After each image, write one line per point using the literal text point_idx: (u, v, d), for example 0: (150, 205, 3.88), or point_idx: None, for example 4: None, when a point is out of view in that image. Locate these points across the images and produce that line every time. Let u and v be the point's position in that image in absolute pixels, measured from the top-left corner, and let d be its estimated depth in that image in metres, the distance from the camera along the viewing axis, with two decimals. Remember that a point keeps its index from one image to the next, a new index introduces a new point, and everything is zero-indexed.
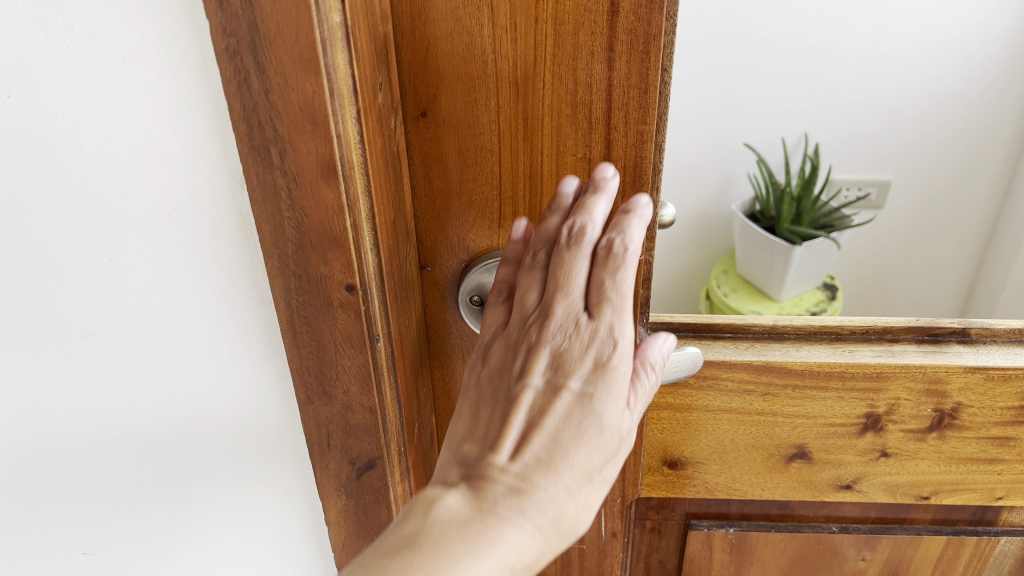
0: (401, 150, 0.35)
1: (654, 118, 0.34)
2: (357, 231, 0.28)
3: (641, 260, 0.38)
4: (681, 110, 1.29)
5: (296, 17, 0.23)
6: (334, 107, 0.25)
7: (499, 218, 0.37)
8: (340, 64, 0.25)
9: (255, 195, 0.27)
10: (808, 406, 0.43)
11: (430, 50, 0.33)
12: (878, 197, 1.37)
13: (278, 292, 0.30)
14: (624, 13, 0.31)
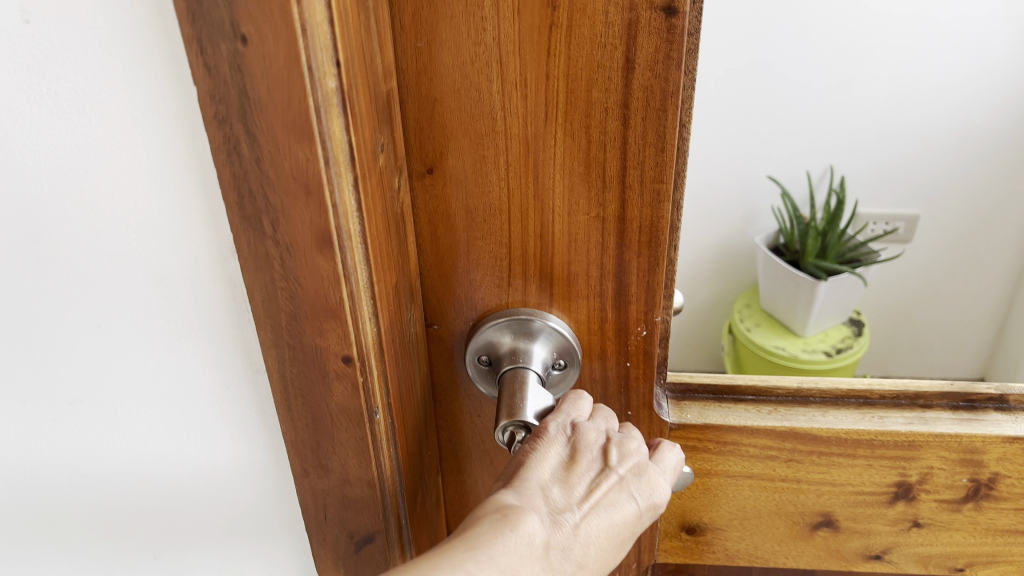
0: (405, 207, 0.34)
1: (671, 179, 0.32)
2: (354, 298, 0.26)
3: (658, 320, 0.37)
4: (702, 142, 1.28)
5: (291, 84, 0.22)
6: (330, 176, 0.24)
7: (508, 276, 0.36)
8: (336, 131, 0.23)
9: (247, 265, 0.26)
10: (835, 474, 0.40)
11: (436, 108, 0.31)
12: (906, 231, 1.34)
13: (272, 363, 0.28)
14: (640, 70, 0.30)
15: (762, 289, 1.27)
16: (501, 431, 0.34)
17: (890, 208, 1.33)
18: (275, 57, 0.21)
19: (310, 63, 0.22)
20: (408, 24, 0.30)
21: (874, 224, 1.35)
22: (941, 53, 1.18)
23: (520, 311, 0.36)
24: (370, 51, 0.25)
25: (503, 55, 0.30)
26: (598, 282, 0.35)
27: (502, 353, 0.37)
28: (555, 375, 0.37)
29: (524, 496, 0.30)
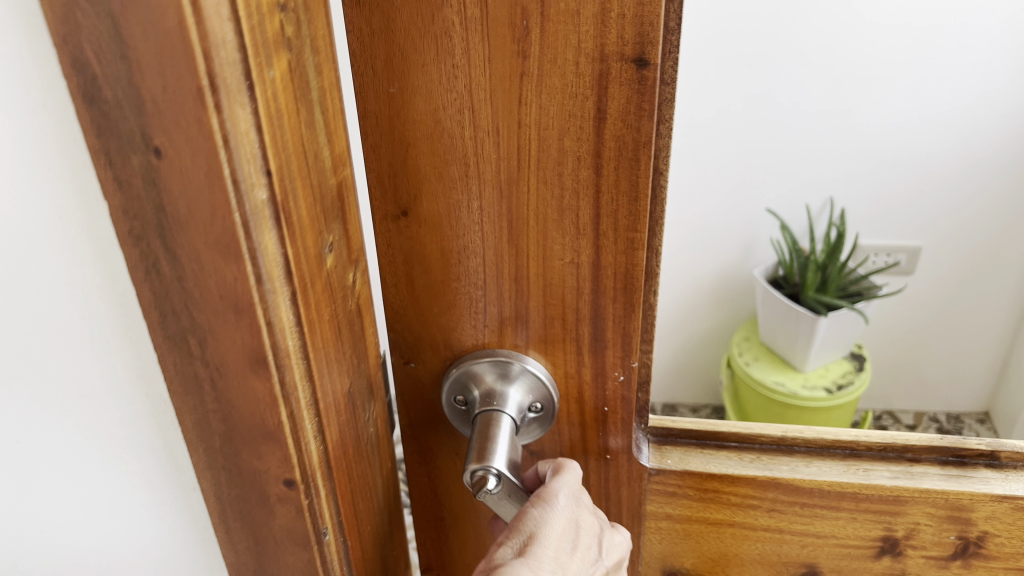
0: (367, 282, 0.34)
1: (644, 230, 0.32)
2: (293, 420, 0.27)
3: (635, 365, 0.36)
4: (701, 174, 1.26)
5: (211, 200, 0.22)
6: (265, 294, 0.24)
7: (484, 317, 0.35)
8: (268, 245, 0.24)
9: (179, 385, 0.27)
10: (818, 525, 0.39)
11: (405, 155, 0.31)
12: (908, 262, 1.31)
13: (202, 458, 0.29)
14: (612, 120, 0.30)
15: (761, 322, 1.25)
16: (470, 475, 0.34)
17: (891, 240, 1.30)
18: (193, 172, 0.22)
19: (234, 178, 0.22)
20: (380, 67, 0.30)
21: (877, 256, 1.32)
22: (944, 81, 1.15)
23: (498, 351, 0.36)
24: (313, 146, 0.26)
25: (472, 102, 0.30)
26: (574, 326, 0.35)
27: (477, 395, 0.37)
28: (527, 419, 0.37)
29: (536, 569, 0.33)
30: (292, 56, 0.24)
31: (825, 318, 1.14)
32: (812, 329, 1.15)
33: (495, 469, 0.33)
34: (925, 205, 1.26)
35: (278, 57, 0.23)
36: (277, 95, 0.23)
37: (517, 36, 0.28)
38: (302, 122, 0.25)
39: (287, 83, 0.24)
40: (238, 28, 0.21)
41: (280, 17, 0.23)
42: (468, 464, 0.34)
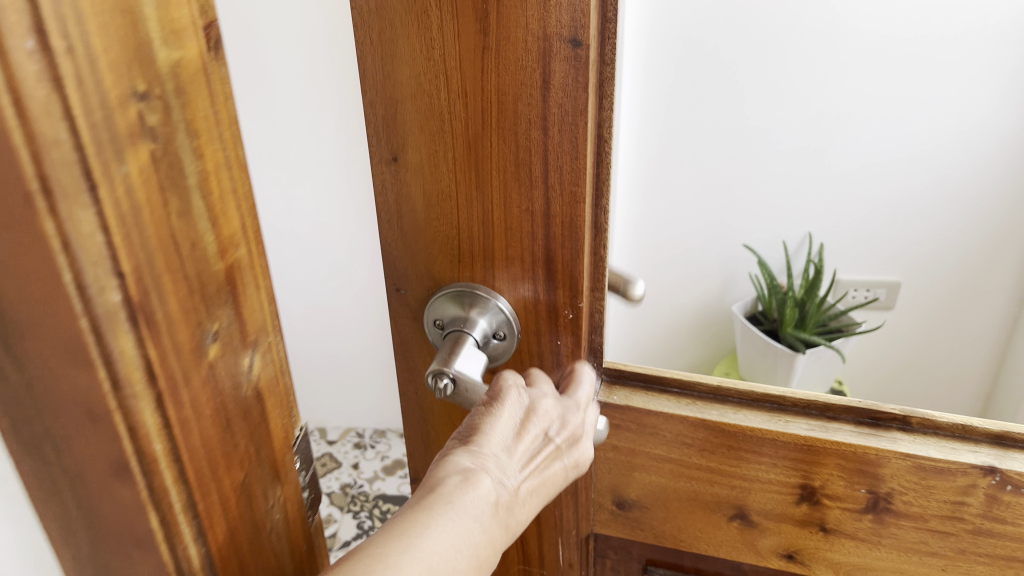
0: (278, 367, 0.33)
1: (588, 184, 0.39)
2: (167, 524, 0.27)
3: (582, 306, 0.43)
4: (678, 201, 1.27)
5: (52, 305, 0.22)
6: (125, 399, 0.24)
7: (459, 254, 0.43)
8: (126, 349, 0.23)
9: (39, 490, 0.26)
10: (743, 468, 0.45)
11: (394, 113, 0.39)
12: (888, 297, 1.30)
13: (70, 564, 0.28)
14: (555, 89, 0.36)
15: (739, 357, 1.27)
16: (430, 378, 0.41)
17: (870, 276, 1.29)
18: (31, 286, 0.21)
19: (78, 282, 0.21)
20: (374, 39, 0.37)
21: (855, 290, 1.31)
22: (922, 109, 1.14)
23: (474, 285, 0.43)
24: (185, 236, 0.25)
25: (441, 72, 0.37)
26: (529, 266, 0.42)
27: (451, 319, 0.44)
28: (501, 347, 0.44)
29: (478, 456, 0.35)
30: (158, 144, 0.24)
31: (804, 356, 1.15)
32: (790, 366, 1.16)
33: (450, 376, 0.41)
34: (900, 238, 1.25)
35: (136, 148, 0.23)
36: (134, 188, 0.23)
37: (479, 17, 0.35)
38: (173, 213, 0.25)
39: (152, 175, 0.24)
40: (72, 121, 0.20)
41: (142, 109, 0.23)
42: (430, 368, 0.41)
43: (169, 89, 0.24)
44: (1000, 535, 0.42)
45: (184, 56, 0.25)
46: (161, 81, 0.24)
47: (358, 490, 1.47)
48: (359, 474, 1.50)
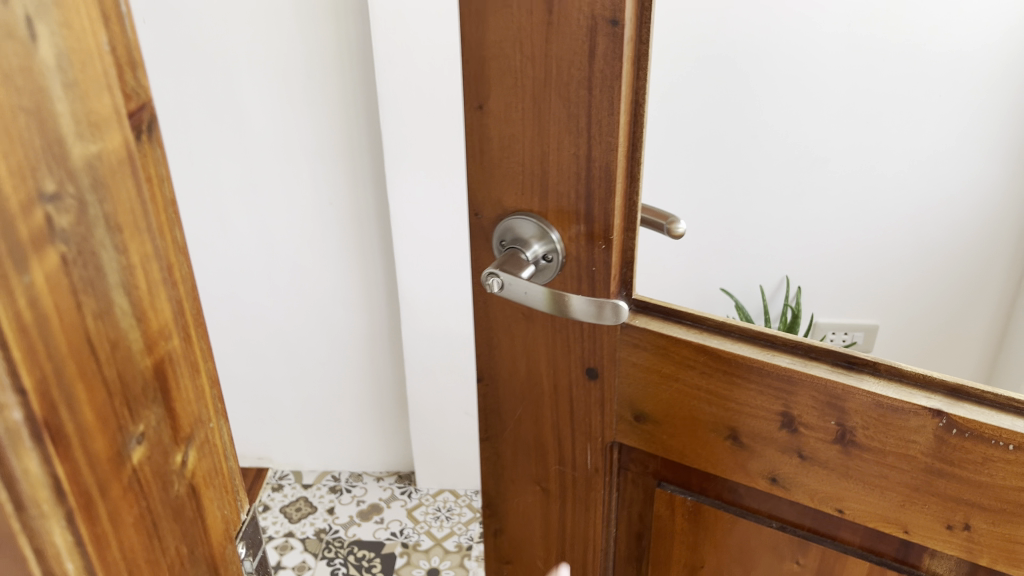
0: (217, 450, 0.38)
1: (620, 133, 0.49)
2: None
3: (614, 240, 0.53)
4: None
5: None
6: (32, 515, 0.27)
7: (523, 187, 0.54)
8: (29, 468, 0.27)
9: None
10: (736, 393, 0.53)
11: (480, 70, 0.52)
12: None
13: None
14: (599, 58, 0.47)
15: None
16: (484, 277, 0.54)
17: None
18: None
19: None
20: (472, 13, 0.50)
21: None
22: None
23: (535, 214, 0.55)
24: (108, 337, 0.30)
25: (513, 38, 0.50)
26: (574, 202, 0.53)
27: (513, 239, 0.56)
28: (554, 267, 0.55)
29: None
30: (71, 243, 0.27)
31: None
32: None
33: (497, 276, 0.53)
34: None
35: (42, 255, 0.26)
36: (38, 294, 0.26)
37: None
38: (87, 314, 0.28)
39: (61, 278, 0.27)
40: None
41: (50, 209, 0.26)
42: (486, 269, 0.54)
43: (89, 186, 0.28)
44: (950, 476, 0.48)
45: (106, 148, 0.29)
46: (74, 177, 0.27)
47: (332, 537, 1.43)
48: (334, 519, 1.46)
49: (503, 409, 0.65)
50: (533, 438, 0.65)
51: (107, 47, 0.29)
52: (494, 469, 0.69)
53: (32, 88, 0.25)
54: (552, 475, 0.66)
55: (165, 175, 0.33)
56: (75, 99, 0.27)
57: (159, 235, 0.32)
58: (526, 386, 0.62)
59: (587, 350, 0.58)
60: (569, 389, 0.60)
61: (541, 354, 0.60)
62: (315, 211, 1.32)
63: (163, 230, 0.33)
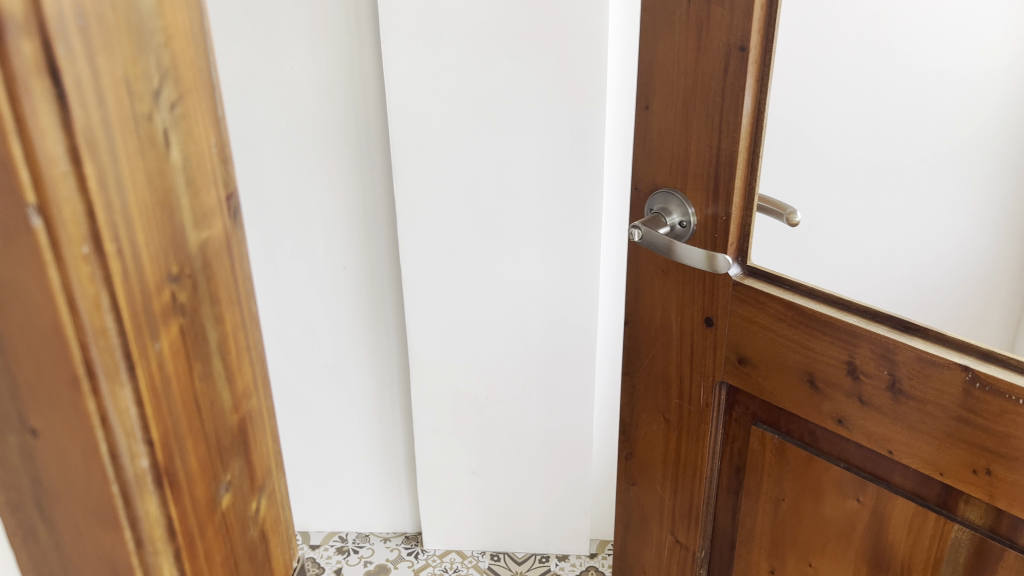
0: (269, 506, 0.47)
1: (742, 129, 0.67)
2: None
3: (732, 213, 0.70)
4: None
5: (100, 472, 0.32)
6: (148, 551, 0.35)
7: (671, 169, 0.74)
8: (150, 509, 0.34)
9: None
10: (814, 343, 0.68)
11: (650, 79, 0.72)
12: None
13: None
14: (730, 74, 0.66)
15: None
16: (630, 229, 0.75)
17: None
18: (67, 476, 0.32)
19: (113, 451, 0.32)
20: (648, 40, 0.71)
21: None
22: None
23: (678, 189, 0.74)
24: (207, 397, 0.38)
25: (672, 56, 0.70)
26: (707, 181, 0.71)
27: (659, 208, 0.75)
28: (690, 229, 0.74)
29: None
30: (187, 315, 0.36)
31: None
32: None
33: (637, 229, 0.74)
34: None
35: (168, 327, 0.34)
36: (164, 359, 0.34)
37: (698, 31, 0.67)
38: (195, 378, 0.37)
39: (179, 342, 0.35)
40: (119, 318, 0.31)
41: (175, 287, 0.35)
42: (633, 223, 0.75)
43: (201, 268, 0.37)
44: (975, 424, 0.60)
45: (212, 233, 0.38)
46: (192, 259, 0.36)
47: None
48: None
49: (643, 348, 0.83)
50: (662, 374, 0.82)
51: (213, 150, 0.38)
52: (632, 398, 0.87)
53: (162, 187, 0.34)
54: (673, 407, 0.82)
55: (241, 255, 0.43)
56: (192, 195, 0.36)
57: (241, 305, 0.42)
58: (661, 329, 0.80)
59: (708, 302, 0.75)
60: (692, 334, 0.77)
61: (675, 302, 0.78)
62: (327, 276, 1.36)
63: (242, 309, 0.42)
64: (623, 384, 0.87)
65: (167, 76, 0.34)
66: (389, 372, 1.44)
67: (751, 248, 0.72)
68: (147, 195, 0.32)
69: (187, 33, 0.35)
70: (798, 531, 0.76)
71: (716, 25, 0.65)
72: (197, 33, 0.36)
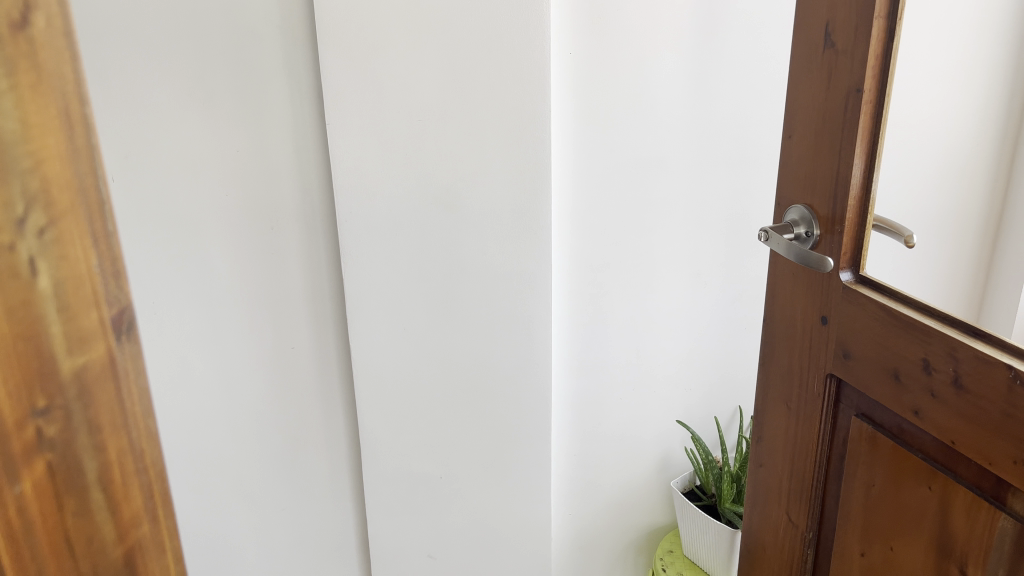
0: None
1: (857, 155, 0.82)
2: None
3: (844, 227, 0.84)
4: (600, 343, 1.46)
5: None
6: None
7: (804, 189, 0.90)
8: None
9: None
10: (899, 340, 0.80)
11: (795, 116, 0.90)
12: None
13: None
14: (848, 110, 0.81)
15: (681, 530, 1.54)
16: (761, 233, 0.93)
17: None
18: None
19: None
20: (795, 84, 0.89)
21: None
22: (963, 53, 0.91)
23: (808, 205, 0.89)
24: (81, 520, 0.44)
25: (811, 96, 0.86)
26: (828, 200, 0.86)
27: (791, 220, 0.91)
28: (812, 239, 0.89)
29: None
30: (57, 449, 0.42)
31: None
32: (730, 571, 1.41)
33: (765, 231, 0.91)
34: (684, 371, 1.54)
35: (33, 465, 0.41)
36: (27, 498, 0.41)
37: (829, 77, 0.84)
38: (68, 512, 0.44)
39: (46, 479, 0.42)
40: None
41: (40, 422, 0.41)
42: (765, 228, 0.92)
43: (76, 396, 0.43)
44: (1015, 418, 0.69)
45: (90, 359, 0.43)
46: (63, 393, 0.42)
47: None
48: None
49: (775, 341, 0.98)
50: (788, 365, 0.97)
51: (97, 268, 0.43)
52: (765, 386, 1.02)
53: (30, 330, 0.40)
54: (793, 394, 0.96)
55: (141, 367, 0.47)
56: (67, 322, 0.41)
57: (133, 427, 0.47)
58: (789, 324, 0.95)
59: (824, 302, 0.89)
60: (811, 329, 0.91)
61: (801, 301, 0.92)
62: (272, 355, 1.41)
63: (135, 406, 0.47)
64: (759, 374, 1.03)
65: (35, 207, 0.39)
66: (337, 451, 1.50)
67: (864, 259, 0.85)
68: (11, 333, 0.39)
69: (64, 171, 0.40)
70: (883, 517, 0.86)
71: (845, 70, 0.81)
72: (82, 153, 0.41)
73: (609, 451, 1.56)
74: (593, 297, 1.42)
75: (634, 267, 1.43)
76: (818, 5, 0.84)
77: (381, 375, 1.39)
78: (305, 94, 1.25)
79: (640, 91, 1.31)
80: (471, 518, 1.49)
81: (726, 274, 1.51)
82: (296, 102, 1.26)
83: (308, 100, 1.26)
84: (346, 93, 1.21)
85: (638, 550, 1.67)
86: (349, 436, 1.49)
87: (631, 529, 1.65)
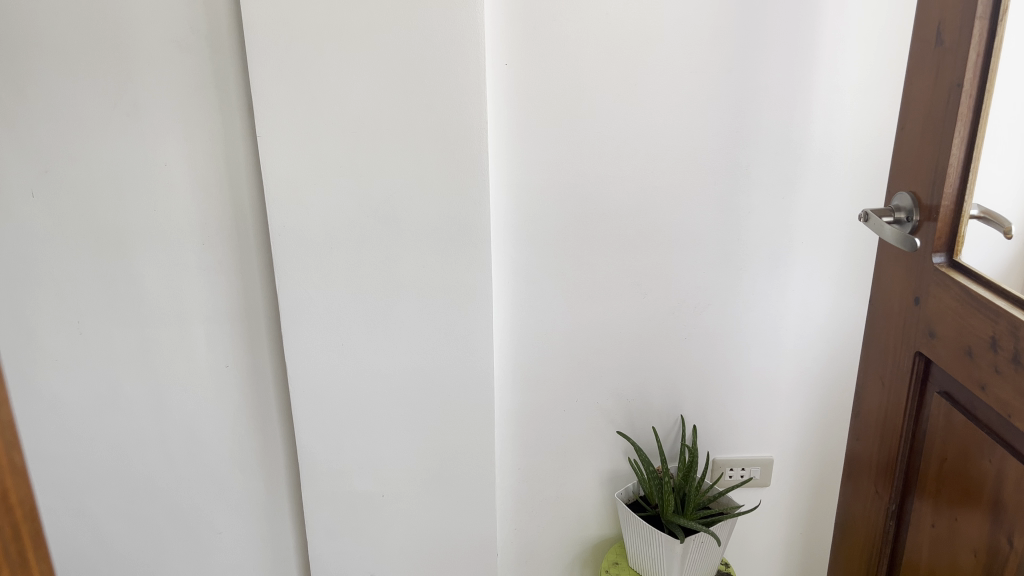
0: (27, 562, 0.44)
1: (955, 141, 0.84)
2: None
3: (940, 212, 0.86)
4: (571, 359, 1.38)
5: None
6: None
7: (910, 176, 0.92)
8: None
9: None
10: (973, 319, 0.82)
11: (908, 109, 0.93)
12: (762, 474, 1.47)
13: None
14: (951, 99, 0.84)
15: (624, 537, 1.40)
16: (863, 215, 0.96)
17: (746, 455, 1.47)
18: None
19: None
20: (913, 77, 0.92)
21: (731, 471, 1.47)
22: None
23: (913, 190, 0.91)
24: None
25: (923, 91, 0.89)
26: (928, 186, 0.89)
27: (898, 205, 0.94)
28: (912, 223, 0.91)
29: None
30: None
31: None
32: None
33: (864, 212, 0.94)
34: (655, 395, 1.41)
35: None
36: None
37: (938, 71, 0.86)
38: None
39: None
40: None
41: None
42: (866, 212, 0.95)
43: None
44: None
45: None
46: None
47: None
48: None
49: (879, 320, 1.01)
50: (887, 341, 1.00)
51: None
52: (866, 362, 1.06)
53: None
54: (888, 370, 0.99)
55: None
56: None
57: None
58: (892, 304, 0.98)
59: (920, 284, 0.91)
60: (908, 310, 0.94)
61: (901, 282, 0.96)
62: (208, 372, 1.38)
63: None
64: (863, 353, 1.06)
65: None
66: (274, 471, 1.45)
67: (958, 246, 0.87)
68: None
69: None
70: (950, 491, 0.88)
71: (951, 65, 0.84)
72: None
73: (541, 459, 1.44)
74: (556, 312, 1.35)
75: (607, 285, 1.33)
76: (934, 6, 0.87)
77: (317, 390, 1.31)
78: (235, 110, 1.23)
79: (599, 99, 1.22)
80: (410, 537, 1.41)
81: (790, 290, 1.35)
82: (226, 115, 1.24)
83: (238, 114, 1.23)
84: (281, 100, 1.16)
85: (582, 566, 1.54)
86: (286, 456, 1.44)
87: (570, 542, 1.51)
